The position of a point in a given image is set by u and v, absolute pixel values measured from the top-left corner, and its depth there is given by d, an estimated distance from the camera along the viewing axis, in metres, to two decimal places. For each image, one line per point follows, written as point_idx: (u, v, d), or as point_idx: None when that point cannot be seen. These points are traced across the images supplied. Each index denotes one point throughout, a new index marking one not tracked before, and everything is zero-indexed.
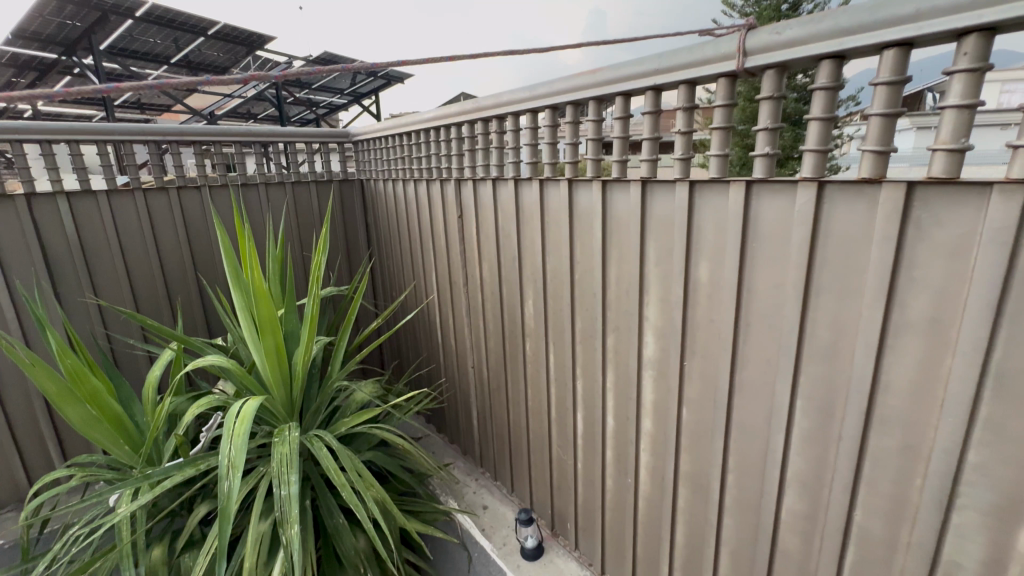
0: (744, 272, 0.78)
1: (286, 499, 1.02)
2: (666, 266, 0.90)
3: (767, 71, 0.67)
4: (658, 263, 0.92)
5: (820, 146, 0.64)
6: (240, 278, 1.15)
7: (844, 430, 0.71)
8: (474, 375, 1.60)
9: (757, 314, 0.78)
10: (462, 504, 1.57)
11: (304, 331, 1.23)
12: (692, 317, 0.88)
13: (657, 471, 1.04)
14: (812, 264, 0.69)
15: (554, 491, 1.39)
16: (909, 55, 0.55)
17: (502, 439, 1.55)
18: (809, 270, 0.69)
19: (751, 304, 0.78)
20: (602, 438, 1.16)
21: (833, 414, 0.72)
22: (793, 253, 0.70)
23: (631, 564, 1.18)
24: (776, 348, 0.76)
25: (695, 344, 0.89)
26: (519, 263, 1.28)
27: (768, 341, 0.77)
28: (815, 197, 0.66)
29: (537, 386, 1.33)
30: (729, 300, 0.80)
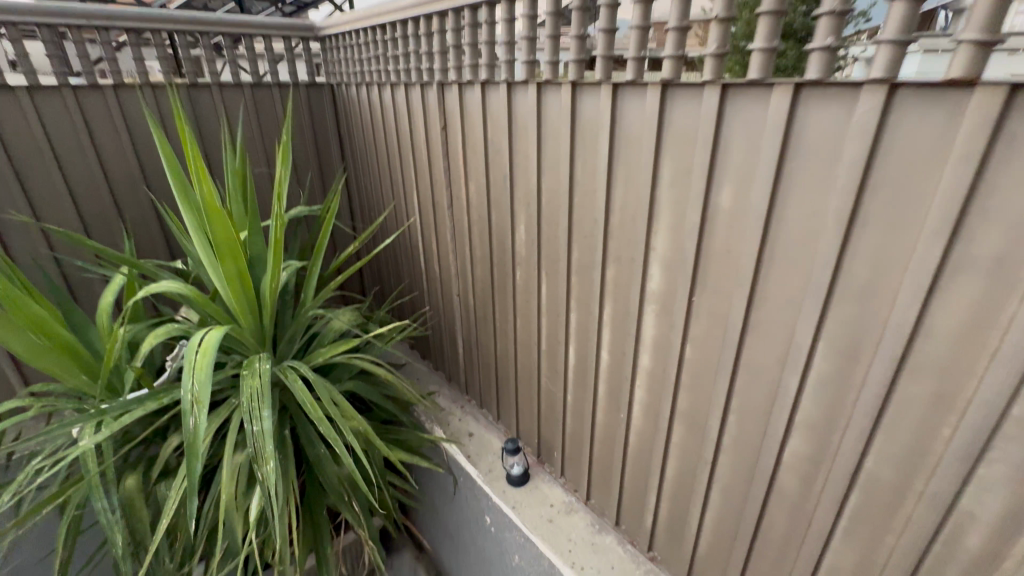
0: (776, 197, 0.67)
1: (259, 435, 0.95)
2: (681, 190, 0.79)
3: None
4: (673, 185, 0.80)
5: (901, 36, 0.50)
6: (188, 193, 1.00)
7: (868, 377, 0.64)
8: (461, 303, 1.52)
9: (786, 248, 0.68)
10: (447, 432, 1.55)
11: (270, 256, 1.11)
12: (707, 249, 0.78)
13: (651, 408, 1.00)
14: (862, 189, 0.58)
15: (542, 421, 1.36)
16: None
17: (489, 369, 1.51)
18: (858, 196, 0.59)
19: (780, 235, 0.68)
20: (595, 373, 1.11)
21: (858, 359, 0.65)
22: (840, 175, 0.59)
23: (618, 493, 1.18)
24: (802, 286, 0.68)
25: (708, 277, 0.80)
26: (510, 183, 1.15)
27: (794, 277, 0.69)
28: (881, 105, 0.54)
29: (527, 318, 1.26)
30: (753, 231, 0.70)
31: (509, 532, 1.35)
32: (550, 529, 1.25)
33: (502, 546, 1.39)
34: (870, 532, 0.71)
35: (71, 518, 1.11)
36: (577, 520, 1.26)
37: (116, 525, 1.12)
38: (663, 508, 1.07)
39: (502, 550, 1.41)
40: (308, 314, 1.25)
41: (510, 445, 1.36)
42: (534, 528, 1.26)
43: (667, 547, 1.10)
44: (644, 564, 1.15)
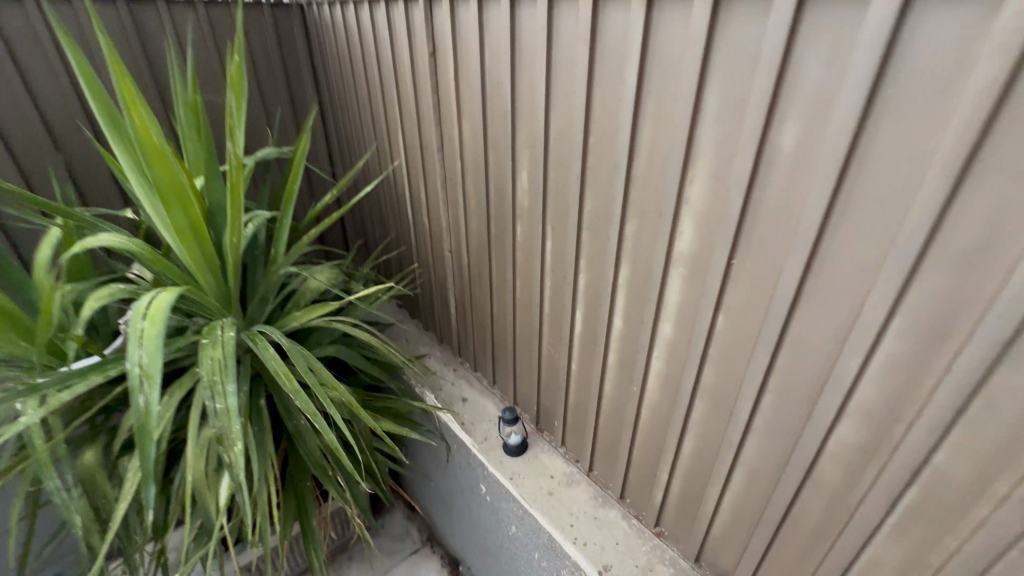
0: (860, 137, 0.53)
1: (223, 415, 0.83)
2: (728, 128, 0.64)
3: None
4: (718, 122, 0.65)
5: None
6: (117, 122, 0.82)
7: (956, 363, 0.53)
8: (453, 259, 1.37)
9: (866, 202, 0.54)
10: (440, 398, 1.45)
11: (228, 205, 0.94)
12: (757, 201, 0.64)
13: (670, 382, 0.89)
14: (991, 125, 0.44)
15: (542, 388, 1.26)
16: None
17: (484, 331, 1.39)
18: (982, 135, 0.45)
19: (858, 186, 0.54)
20: (605, 341, 0.99)
21: (945, 339, 0.53)
22: (960, 107, 0.45)
23: (624, 467, 1.09)
24: (880, 249, 0.55)
25: (753, 237, 0.66)
26: (512, 121, 0.98)
27: (871, 239, 0.55)
28: None
29: (529, 278, 1.13)
30: (822, 180, 0.57)
31: (506, 502, 1.28)
32: (550, 503, 1.18)
33: (499, 515, 1.34)
34: (926, 530, 0.63)
35: (23, 498, 1.00)
36: (579, 493, 1.18)
37: (74, 504, 1.01)
38: (675, 485, 0.99)
39: (498, 517, 1.35)
40: (280, 272, 1.10)
41: (507, 414, 1.27)
42: (533, 501, 1.19)
43: (677, 524, 1.03)
44: (650, 539, 1.08)
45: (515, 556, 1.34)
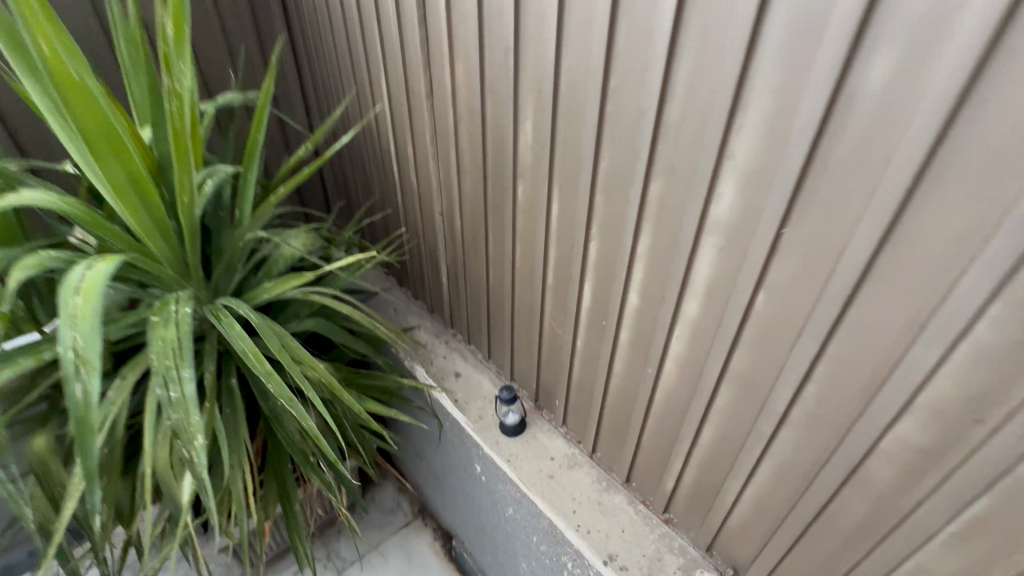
0: (984, 72, 0.40)
1: (179, 407, 0.71)
2: (793, 65, 0.51)
3: None
4: (781, 55, 0.51)
5: None
6: (26, 53, 0.64)
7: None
8: (445, 224, 1.24)
9: (979, 158, 0.43)
10: (431, 373, 1.36)
11: (175, 156, 0.79)
12: (823, 160, 0.52)
13: (692, 366, 0.79)
14: None
15: (542, 365, 1.16)
16: None
17: (479, 303, 1.27)
18: None
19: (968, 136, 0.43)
20: (617, 319, 0.88)
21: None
22: None
23: (633, 452, 1.01)
24: (988, 217, 0.44)
25: (813, 203, 0.55)
26: (516, 61, 0.83)
27: (976, 204, 0.44)
28: None
29: (531, 246, 1.00)
30: (921, 127, 0.45)
31: (503, 484, 1.20)
32: (550, 487, 1.10)
33: (494, 496, 1.27)
34: (993, 543, 0.55)
35: None
36: (581, 476, 1.10)
37: (24, 496, 0.91)
38: (689, 473, 0.91)
39: (494, 498, 1.28)
40: (246, 238, 0.97)
41: (505, 393, 1.17)
42: (532, 485, 1.11)
43: (688, 513, 0.95)
44: (658, 527, 1.01)
45: (511, 536, 1.28)
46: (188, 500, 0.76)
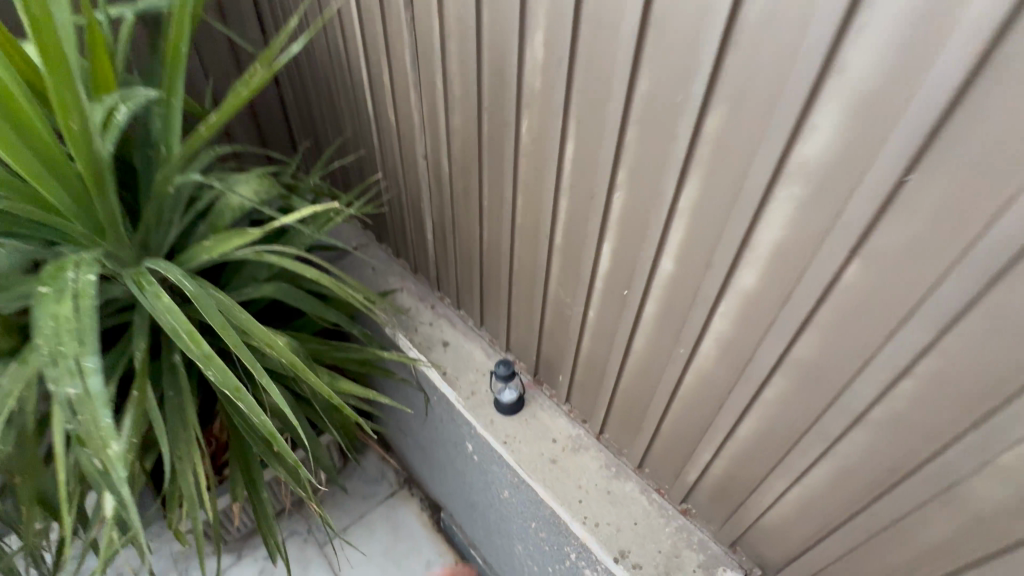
0: None
1: (82, 406, 0.54)
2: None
3: None
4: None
5: None
6: None
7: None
8: (430, 170, 1.05)
9: None
10: (415, 343, 1.21)
11: (45, 62, 0.56)
12: (1014, 51, 0.34)
13: (739, 349, 0.64)
14: None
15: (544, 337, 1.01)
16: None
17: (471, 264, 1.10)
18: None
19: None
20: (643, 289, 0.72)
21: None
22: None
23: (650, 439, 0.88)
24: None
25: (972, 129, 0.38)
26: None
27: None
28: None
29: (537, 198, 0.82)
30: None
31: (498, 466, 1.08)
32: (553, 474, 0.97)
33: (488, 476, 1.15)
34: None
35: None
36: (587, 461, 0.98)
37: None
38: (718, 466, 0.78)
39: (487, 478, 1.16)
40: (174, 180, 0.77)
41: (502, 368, 1.03)
42: (532, 472, 0.98)
43: (712, 505, 0.84)
44: (674, 518, 0.90)
45: (506, 518, 1.18)
46: (109, 516, 0.60)
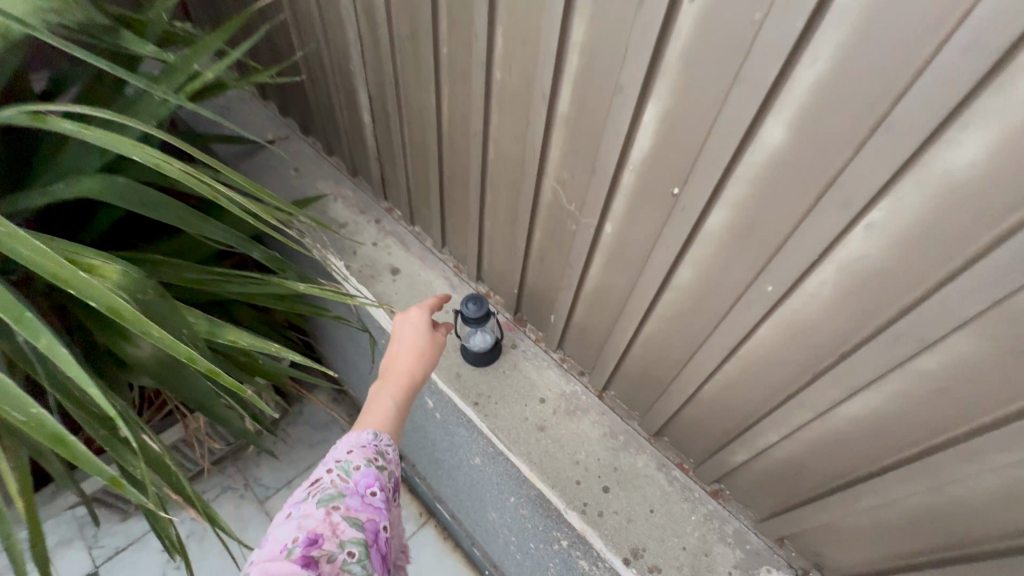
0: None
1: None
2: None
3: None
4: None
5: None
6: None
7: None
8: (360, 7, 0.68)
9: None
10: (354, 267, 0.89)
11: None
12: None
13: (887, 288, 0.37)
14: None
15: (531, 265, 0.72)
16: None
17: (426, 159, 0.77)
18: None
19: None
20: (712, 187, 0.43)
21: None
22: None
23: (679, 404, 0.64)
24: None
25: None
26: None
27: None
28: None
29: (532, 32, 0.49)
30: None
31: (466, 430, 0.82)
32: (541, 446, 0.72)
33: (453, 437, 0.91)
34: None
35: None
36: (587, 429, 0.74)
37: None
38: (784, 449, 0.55)
39: (453, 439, 0.92)
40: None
41: (472, 308, 0.72)
42: (513, 443, 0.73)
43: (759, 491, 0.62)
44: (702, 503, 0.68)
45: (478, 483, 0.94)
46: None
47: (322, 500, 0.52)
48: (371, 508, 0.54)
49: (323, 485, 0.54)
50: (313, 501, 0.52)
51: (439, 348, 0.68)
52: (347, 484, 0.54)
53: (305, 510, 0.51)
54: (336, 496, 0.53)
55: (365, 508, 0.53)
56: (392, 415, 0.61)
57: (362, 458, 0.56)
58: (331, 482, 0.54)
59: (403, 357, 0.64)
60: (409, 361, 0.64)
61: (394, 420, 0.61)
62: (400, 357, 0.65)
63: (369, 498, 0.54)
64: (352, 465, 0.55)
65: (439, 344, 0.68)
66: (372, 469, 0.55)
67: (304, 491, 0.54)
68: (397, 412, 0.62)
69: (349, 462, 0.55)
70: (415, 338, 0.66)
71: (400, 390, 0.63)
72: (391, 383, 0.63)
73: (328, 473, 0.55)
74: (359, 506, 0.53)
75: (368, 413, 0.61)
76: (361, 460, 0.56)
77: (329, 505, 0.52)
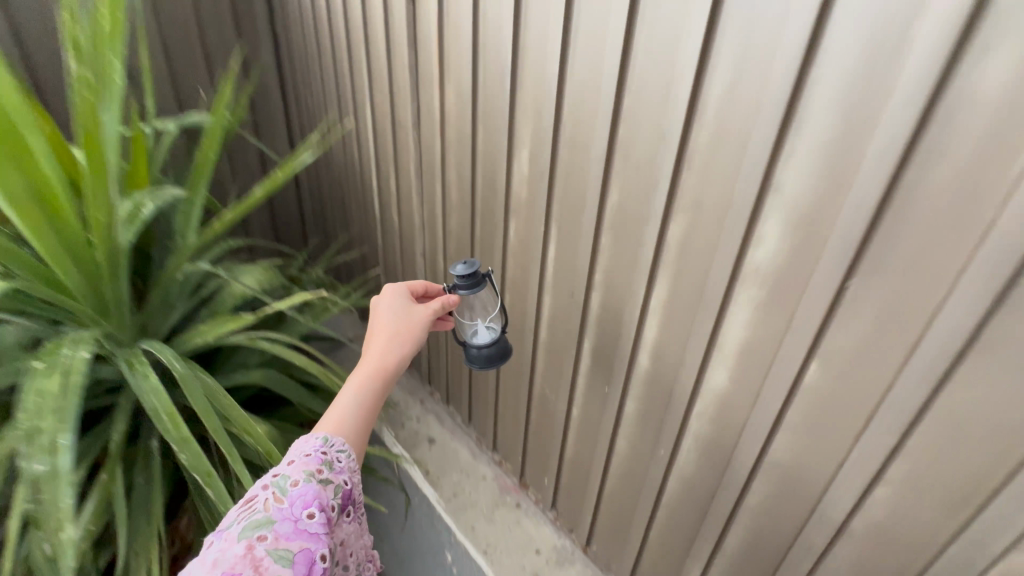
0: None
1: (45, 485, 0.54)
2: (887, 24, 0.37)
3: None
4: (859, 28, 0.39)
5: None
6: None
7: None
8: (426, 267, 1.11)
9: None
10: (401, 438, 1.18)
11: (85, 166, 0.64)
12: (903, 208, 0.40)
13: (718, 449, 0.63)
14: None
15: (530, 435, 0.99)
16: None
17: (461, 358, 1.12)
18: None
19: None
20: (622, 386, 0.73)
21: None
22: None
23: (637, 549, 0.82)
24: None
25: (904, 225, 0.40)
26: (514, 83, 0.72)
27: None
28: None
29: (523, 293, 0.86)
30: None
31: None
32: None
33: None
34: None
35: None
36: None
37: None
38: None
39: None
40: (147, 209, 0.76)
41: (461, 270, 0.69)
42: None
43: None
44: None
45: None
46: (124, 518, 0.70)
47: (249, 527, 0.49)
48: (304, 534, 0.50)
49: (254, 507, 0.51)
50: (236, 529, 0.49)
51: (414, 333, 0.66)
52: (280, 507, 0.51)
53: (226, 541, 0.48)
54: (265, 523, 0.49)
55: (298, 535, 0.49)
56: (351, 410, 0.60)
57: (301, 472, 0.53)
58: (264, 504, 0.51)
59: (373, 345, 0.64)
60: (378, 348, 0.63)
61: (354, 416, 0.60)
62: (370, 347, 0.64)
63: (304, 522, 0.50)
64: (290, 481, 0.52)
65: (414, 332, 0.66)
66: (311, 486, 0.52)
67: (234, 515, 0.51)
68: (357, 406, 0.60)
69: (286, 479, 0.53)
70: (383, 327, 0.65)
71: (362, 382, 0.62)
72: (355, 377, 0.62)
73: (263, 493, 0.52)
74: (291, 533, 0.49)
75: (329, 410, 0.60)
76: (299, 476, 0.53)
77: (254, 535, 0.48)
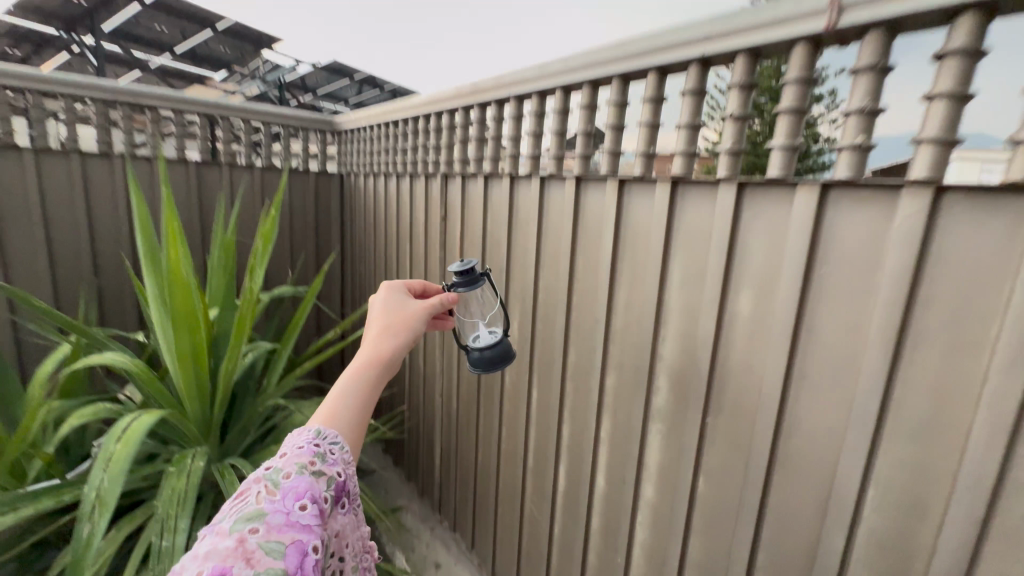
0: (802, 320, 0.58)
1: (165, 558, 0.77)
2: (695, 270, 0.69)
3: (800, 79, 0.54)
4: (685, 271, 0.70)
5: (931, 172, 0.46)
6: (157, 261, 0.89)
7: (948, 514, 0.49)
8: (442, 406, 1.37)
9: (820, 379, 0.58)
10: (411, 562, 1.31)
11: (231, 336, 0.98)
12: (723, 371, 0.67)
13: (657, 553, 0.81)
14: (903, 318, 0.50)
15: (522, 557, 1.14)
16: (964, 110, 0.44)
17: (466, 485, 1.32)
18: (899, 337, 0.50)
19: (815, 339, 0.58)
20: (588, 503, 0.93)
21: (927, 489, 0.50)
22: (877, 308, 0.51)
23: None
24: (837, 430, 0.57)
25: (725, 382, 0.67)
26: (507, 277, 1.07)
27: (828, 414, 0.57)
28: (922, 232, 0.47)
29: (515, 426, 1.11)
30: (777, 353, 0.60)
31: None
32: None
33: None
34: None
35: None
36: None
37: None
38: None
39: None
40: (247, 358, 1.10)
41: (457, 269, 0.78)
42: None
43: None
44: None
45: None
46: None
47: (240, 520, 0.42)
48: (299, 526, 0.43)
49: (245, 499, 0.44)
50: (227, 523, 0.42)
51: (407, 322, 0.67)
52: (272, 499, 0.44)
53: (215, 535, 0.40)
54: (256, 516, 0.42)
55: (290, 527, 0.42)
56: (348, 396, 0.57)
57: (294, 463, 0.47)
58: (256, 495, 0.44)
59: (367, 336, 0.63)
60: (373, 338, 0.63)
61: (351, 402, 0.56)
62: (365, 337, 0.63)
63: (296, 514, 0.44)
64: (281, 473, 0.47)
65: (408, 322, 0.67)
66: (305, 477, 0.47)
67: (223, 509, 0.44)
68: (354, 394, 0.57)
69: (279, 471, 0.47)
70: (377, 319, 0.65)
71: (358, 369, 0.59)
72: (349, 367, 0.59)
73: (253, 486, 0.45)
74: (283, 526, 0.42)
75: (321, 401, 0.56)
76: (291, 466, 0.47)
77: (245, 527, 0.41)
